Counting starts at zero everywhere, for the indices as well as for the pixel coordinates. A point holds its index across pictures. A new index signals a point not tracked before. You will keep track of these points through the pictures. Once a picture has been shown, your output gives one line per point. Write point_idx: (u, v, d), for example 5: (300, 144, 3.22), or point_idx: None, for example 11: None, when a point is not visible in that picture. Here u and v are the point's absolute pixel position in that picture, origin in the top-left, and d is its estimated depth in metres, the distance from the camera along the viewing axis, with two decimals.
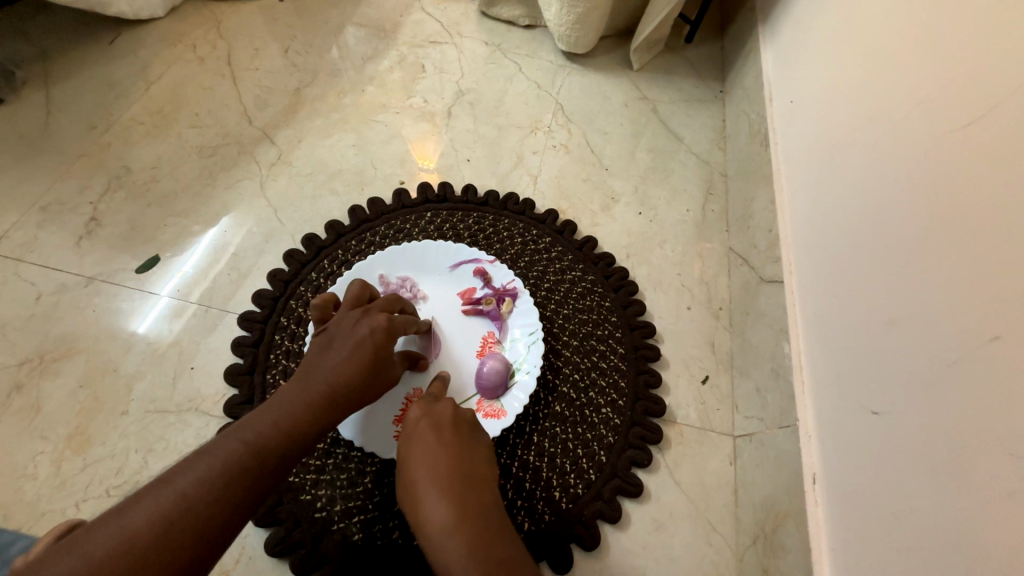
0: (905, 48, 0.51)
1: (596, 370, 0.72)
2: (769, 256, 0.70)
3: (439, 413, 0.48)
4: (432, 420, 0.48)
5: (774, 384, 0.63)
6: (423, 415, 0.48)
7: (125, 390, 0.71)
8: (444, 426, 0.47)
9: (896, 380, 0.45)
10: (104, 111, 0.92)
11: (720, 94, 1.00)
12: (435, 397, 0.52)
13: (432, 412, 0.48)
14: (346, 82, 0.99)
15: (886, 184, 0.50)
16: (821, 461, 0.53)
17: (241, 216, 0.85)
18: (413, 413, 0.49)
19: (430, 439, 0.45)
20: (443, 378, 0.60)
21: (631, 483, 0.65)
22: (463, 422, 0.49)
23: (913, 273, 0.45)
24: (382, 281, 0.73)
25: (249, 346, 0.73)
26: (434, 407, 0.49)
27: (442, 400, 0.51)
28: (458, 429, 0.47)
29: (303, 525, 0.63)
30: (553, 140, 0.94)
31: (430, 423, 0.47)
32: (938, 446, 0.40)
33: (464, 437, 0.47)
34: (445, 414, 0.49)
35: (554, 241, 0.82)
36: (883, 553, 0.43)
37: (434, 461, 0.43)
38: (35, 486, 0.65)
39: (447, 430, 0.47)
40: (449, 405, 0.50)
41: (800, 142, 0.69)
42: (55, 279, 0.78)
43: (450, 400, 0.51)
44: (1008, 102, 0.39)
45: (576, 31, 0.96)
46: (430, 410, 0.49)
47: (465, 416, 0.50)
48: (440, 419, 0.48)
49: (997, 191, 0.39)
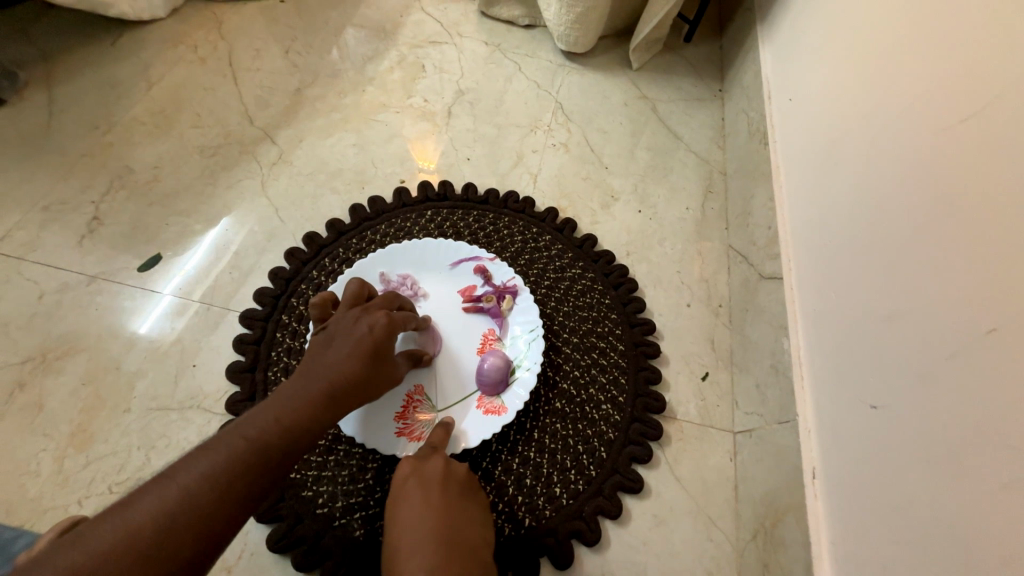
0: (904, 43, 0.51)
1: (596, 367, 0.73)
2: (768, 253, 0.70)
3: (427, 473, 0.56)
4: (421, 479, 0.55)
5: (773, 380, 0.64)
6: (412, 473, 0.56)
7: (128, 388, 0.71)
8: (432, 488, 0.54)
9: (893, 374, 0.46)
10: (106, 112, 0.93)
11: (719, 93, 1.00)
12: (429, 450, 0.58)
13: (422, 471, 0.56)
14: (346, 82, 1.00)
15: (882, 182, 0.51)
16: (821, 456, 0.54)
17: (242, 214, 0.85)
18: (403, 471, 0.56)
19: (417, 501, 0.53)
20: (445, 425, 0.62)
21: (631, 478, 0.66)
22: (453, 481, 0.56)
23: (911, 267, 0.46)
24: (383, 279, 0.73)
25: (250, 343, 0.73)
26: (423, 465, 0.57)
27: (431, 457, 0.58)
28: (446, 489, 0.55)
29: (305, 521, 0.63)
30: (552, 140, 0.94)
31: (420, 484, 0.54)
32: (935, 439, 0.40)
33: (451, 499, 0.54)
34: (434, 473, 0.56)
35: (554, 239, 0.83)
36: (882, 546, 0.44)
37: (420, 527, 0.51)
38: (38, 484, 0.65)
39: (435, 491, 0.54)
40: (438, 462, 0.57)
41: (798, 140, 0.69)
42: (58, 277, 0.78)
43: (441, 455, 0.58)
44: (1005, 96, 0.40)
45: (575, 31, 0.97)
46: (419, 468, 0.56)
47: (454, 473, 0.57)
48: (429, 479, 0.55)
49: (994, 185, 0.39)
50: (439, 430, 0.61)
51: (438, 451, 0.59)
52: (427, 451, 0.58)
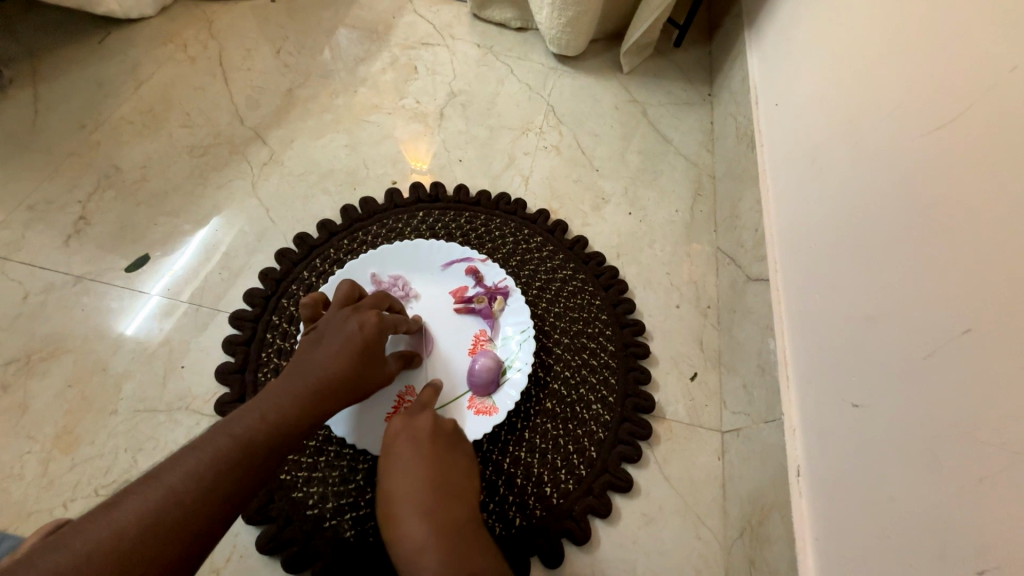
0: (886, 49, 0.53)
1: (587, 367, 0.73)
2: (755, 255, 0.72)
3: (418, 425, 0.54)
4: (411, 434, 0.54)
5: (760, 379, 0.65)
6: (402, 427, 0.54)
7: (114, 389, 0.71)
8: (422, 441, 0.53)
9: (874, 374, 0.47)
10: (93, 111, 0.92)
11: (707, 97, 1.02)
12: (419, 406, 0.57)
13: (411, 425, 0.54)
14: (338, 83, 1.00)
15: (866, 185, 0.52)
16: (805, 454, 0.55)
17: (232, 215, 0.85)
18: (394, 426, 0.55)
19: (408, 453, 0.52)
20: (433, 387, 0.62)
21: (620, 478, 0.66)
22: (442, 434, 0.55)
23: (891, 269, 0.47)
24: (374, 280, 0.73)
25: (240, 344, 0.73)
26: (413, 420, 0.55)
27: (421, 413, 0.56)
28: (436, 442, 0.53)
29: (295, 522, 0.63)
30: (544, 142, 0.95)
31: (410, 437, 0.53)
32: (914, 436, 0.42)
33: (441, 451, 0.53)
34: (425, 426, 0.55)
35: (545, 240, 0.83)
36: (864, 539, 0.45)
37: (411, 477, 0.50)
38: (22, 487, 0.64)
39: (427, 443, 0.53)
40: (428, 418, 0.55)
41: (784, 144, 0.70)
42: (43, 278, 0.77)
43: (430, 412, 0.56)
44: (980, 104, 0.41)
45: (567, 35, 0.98)
46: (409, 423, 0.55)
47: (442, 427, 0.55)
48: (419, 433, 0.54)
49: (970, 190, 0.41)
50: (428, 391, 0.60)
51: (428, 408, 0.57)
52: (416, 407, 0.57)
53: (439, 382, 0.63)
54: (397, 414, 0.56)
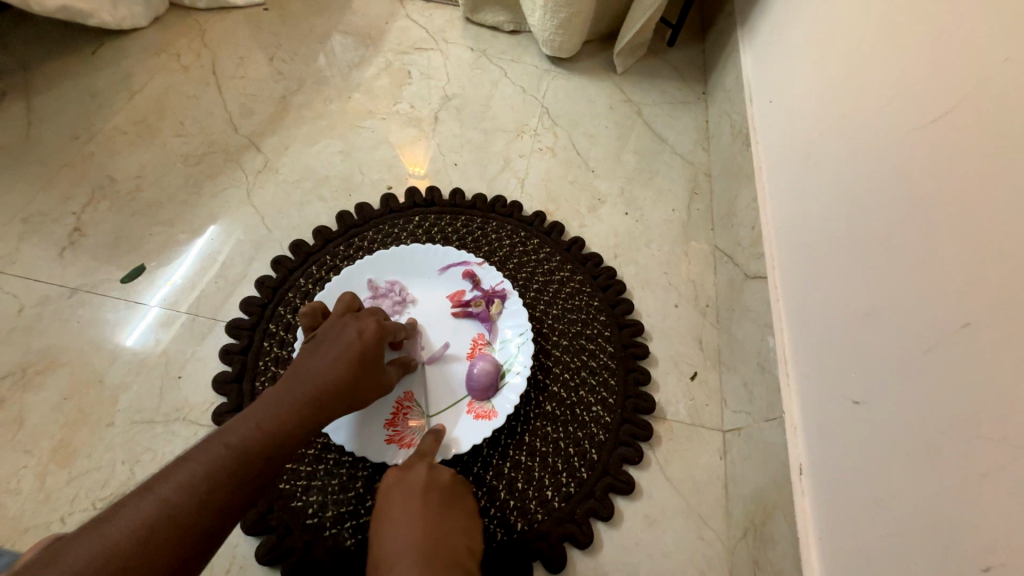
0: (878, 43, 0.53)
1: (586, 369, 0.73)
2: (753, 253, 0.71)
3: (411, 482, 0.55)
4: (404, 489, 0.54)
5: (760, 377, 0.64)
6: (395, 482, 0.55)
7: (111, 401, 0.70)
8: (414, 496, 0.53)
9: (874, 369, 0.46)
10: (86, 121, 0.92)
11: (702, 95, 1.01)
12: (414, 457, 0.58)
13: (404, 479, 0.55)
14: (332, 89, 1.00)
15: (862, 179, 0.52)
16: (807, 451, 0.54)
17: (228, 224, 0.84)
18: (387, 481, 0.55)
19: (399, 511, 0.52)
20: (437, 434, 0.61)
21: (622, 480, 0.66)
22: (436, 487, 0.55)
23: (889, 264, 0.46)
24: (371, 286, 0.73)
25: (237, 353, 0.73)
26: (407, 474, 0.56)
27: (415, 466, 0.57)
28: (430, 496, 0.54)
29: (295, 532, 0.62)
30: (539, 144, 0.95)
31: (402, 492, 0.54)
32: (915, 432, 0.41)
33: (434, 507, 0.53)
34: (418, 480, 0.55)
35: (542, 242, 0.83)
36: (868, 537, 0.44)
37: (400, 539, 0.50)
38: (19, 501, 0.64)
39: (419, 498, 0.53)
40: (422, 470, 0.56)
41: (779, 141, 0.70)
42: (38, 291, 0.77)
43: (424, 463, 0.57)
44: (972, 96, 0.41)
45: (560, 36, 0.98)
46: (402, 478, 0.55)
47: (437, 480, 0.56)
48: (412, 488, 0.54)
49: (964, 183, 0.41)
50: (428, 437, 0.60)
51: (423, 458, 0.58)
52: (411, 459, 0.57)
53: (441, 428, 0.62)
54: (391, 468, 0.57)
